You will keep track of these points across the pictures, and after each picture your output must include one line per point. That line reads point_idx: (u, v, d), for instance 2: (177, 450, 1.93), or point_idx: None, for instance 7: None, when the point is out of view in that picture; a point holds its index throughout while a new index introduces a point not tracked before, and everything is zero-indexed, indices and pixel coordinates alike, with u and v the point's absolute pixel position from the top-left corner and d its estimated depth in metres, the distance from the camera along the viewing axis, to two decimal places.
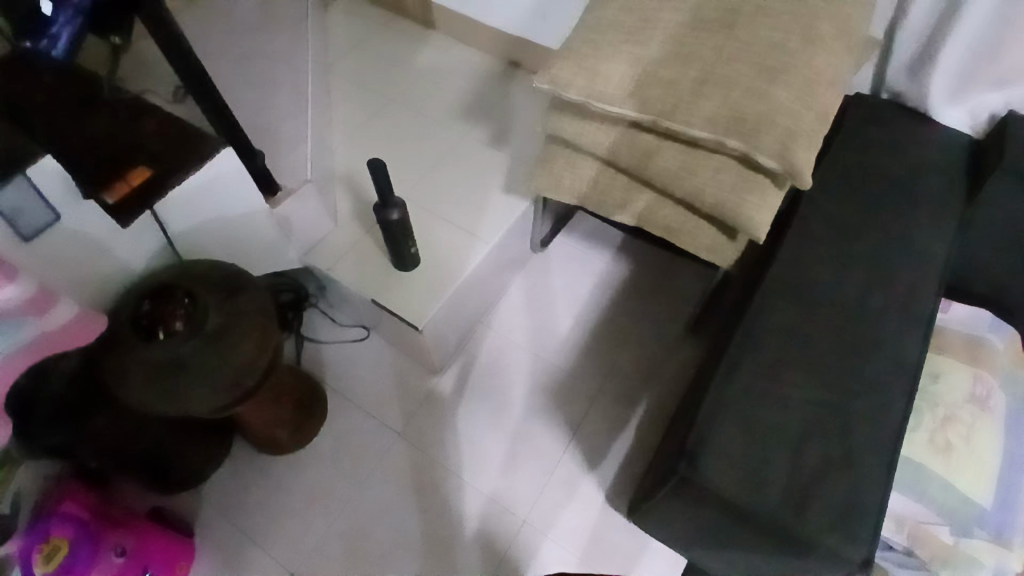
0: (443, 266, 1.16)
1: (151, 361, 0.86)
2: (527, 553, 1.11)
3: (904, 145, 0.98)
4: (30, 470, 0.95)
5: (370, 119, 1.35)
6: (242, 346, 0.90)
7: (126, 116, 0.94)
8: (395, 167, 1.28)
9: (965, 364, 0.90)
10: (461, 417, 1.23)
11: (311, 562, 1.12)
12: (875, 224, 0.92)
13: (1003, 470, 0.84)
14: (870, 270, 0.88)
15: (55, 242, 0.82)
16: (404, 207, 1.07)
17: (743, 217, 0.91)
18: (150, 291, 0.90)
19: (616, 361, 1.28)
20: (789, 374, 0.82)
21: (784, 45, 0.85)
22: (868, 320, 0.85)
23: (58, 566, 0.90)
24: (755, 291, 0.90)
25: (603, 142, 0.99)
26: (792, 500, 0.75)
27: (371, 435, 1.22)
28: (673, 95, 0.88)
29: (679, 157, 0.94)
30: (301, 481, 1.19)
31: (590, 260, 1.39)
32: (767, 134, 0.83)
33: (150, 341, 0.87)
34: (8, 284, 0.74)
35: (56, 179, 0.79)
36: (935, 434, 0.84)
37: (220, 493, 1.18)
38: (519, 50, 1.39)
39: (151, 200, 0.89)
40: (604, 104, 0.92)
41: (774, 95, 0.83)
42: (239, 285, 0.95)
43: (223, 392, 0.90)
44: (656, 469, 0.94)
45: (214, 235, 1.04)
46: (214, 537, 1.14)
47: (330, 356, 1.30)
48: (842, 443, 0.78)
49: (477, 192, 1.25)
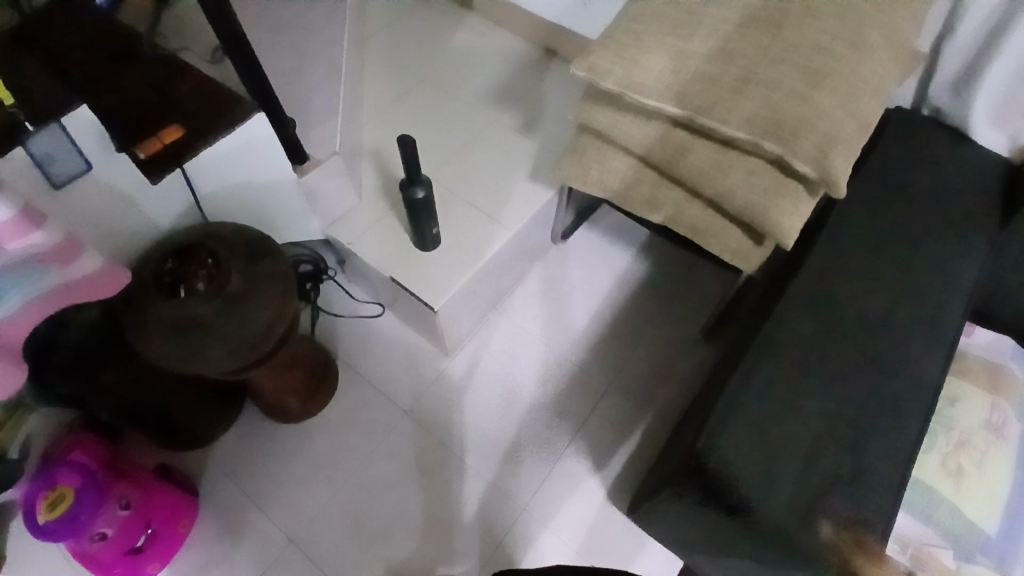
0: (464, 249, 1.16)
1: (170, 319, 0.86)
2: (524, 541, 1.11)
3: (942, 162, 0.96)
4: (43, 415, 1.00)
5: (401, 96, 1.35)
6: (261, 311, 0.90)
7: (162, 74, 0.92)
8: (424, 147, 1.28)
9: (982, 390, 0.88)
10: (469, 401, 1.24)
11: (311, 531, 1.13)
12: (905, 240, 0.90)
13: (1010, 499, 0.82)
14: (897, 286, 0.87)
15: (84, 191, 0.83)
16: (429, 186, 1.06)
17: (772, 221, 0.90)
18: (174, 250, 0.91)
19: (628, 359, 1.28)
20: (805, 384, 0.81)
21: (830, 49, 0.83)
22: (891, 337, 0.84)
23: (61, 515, 0.91)
24: (777, 299, 0.89)
25: (635, 135, 0.98)
26: (799, 510, 0.74)
27: (378, 412, 1.23)
28: (712, 92, 0.87)
29: (713, 156, 0.92)
30: (306, 451, 1.19)
31: (610, 256, 1.38)
32: (806, 139, 0.82)
33: (171, 298, 0.87)
34: (34, 230, 0.74)
35: (90, 130, 0.80)
36: (948, 457, 0.81)
37: (226, 455, 1.19)
38: (556, 38, 1.38)
39: (183, 158, 0.91)
40: (640, 96, 0.90)
41: (816, 100, 0.82)
42: (262, 250, 0.95)
43: (238, 355, 0.90)
44: (662, 469, 0.93)
45: (239, 199, 1.04)
46: (217, 498, 1.16)
47: (344, 330, 1.30)
48: (854, 457, 0.77)
49: (503, 177, 1.24)
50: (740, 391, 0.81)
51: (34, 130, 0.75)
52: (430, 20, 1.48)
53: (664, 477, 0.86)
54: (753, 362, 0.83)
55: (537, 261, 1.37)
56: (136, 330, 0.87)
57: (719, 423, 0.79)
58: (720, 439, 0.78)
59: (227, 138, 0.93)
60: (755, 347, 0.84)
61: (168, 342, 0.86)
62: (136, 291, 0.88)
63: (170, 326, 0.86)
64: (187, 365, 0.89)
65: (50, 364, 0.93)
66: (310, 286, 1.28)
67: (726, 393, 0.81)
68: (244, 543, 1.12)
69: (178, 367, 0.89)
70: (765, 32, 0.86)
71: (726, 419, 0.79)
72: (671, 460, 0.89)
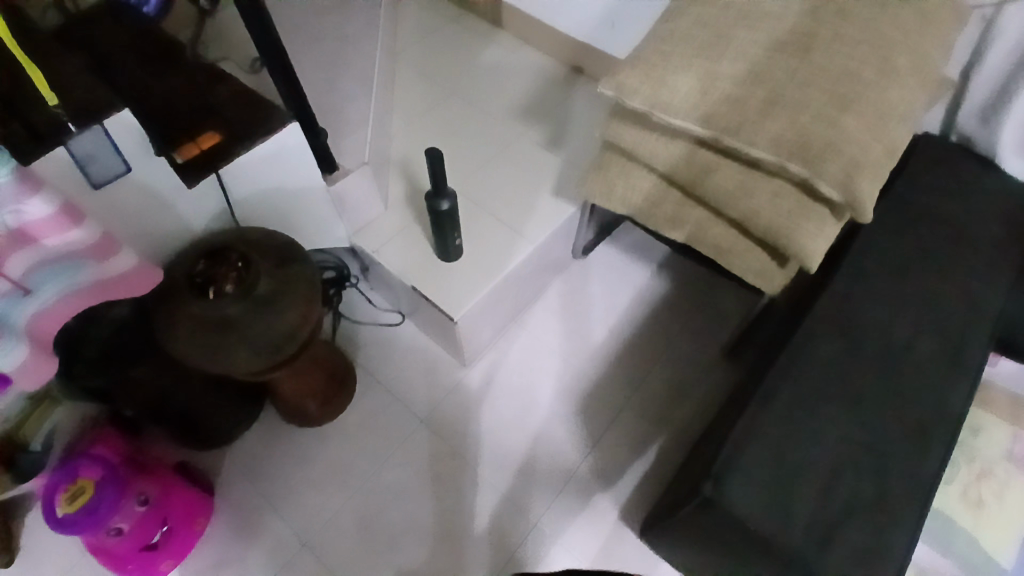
0: (485, 261, 1.17)
1: (200, 318, 0.88)
2: (535, 555, 1.11)
3: (970, 189, 0.96)
4: (71, 408, 1.03)
5: (429, 109, 1.37)
6: (287, 313, 0.92)
7: (204, 80, 0.97)
8: (449, 159, 1.30)
9: (1005, 421, 0.85)
10: (485, 412, 1.24)
11: (323, 535, 1.13)
12: (931, 267, 0.89)
13: None
14: (922, 312, 0.86)
15: (123, 192, 0.86)
16: (454, 198, 1.08)
17: (797, 244, 0.90)
18: (207, 252, 0.94)
19: (646, 375, 1.27)
20: (827, 408, 0.80)
21: (859, 74, 0.84)
22: (914, 363, 0.83)
23: (80, 508, 0.92)
24: (800, 321, 0.89)
25: (661, 154, 0.99)
26: (817, 534, 0.74)
27: (394, 419, 1.24)
28: (740, 113, 0.87)
29: (738, 177, 0.93)
30: (322, 455, 1.20)
31: (631, 273, 1.39)
32: (834, 163, 0.82)
33: (201, 298, 0.89)
34: (73, 228, 0.76)
35: (130, 133, 0.82)
36: (968, 488, 0.80)
37: (243, 456, 1.20)
38: (583, 56, 1.40)
39: (216, 165, 0.91)
40: (667, 116, 0.91)
41: (844, 124, 0.82)
42: (291, 254, 0.97)
43: (264, 356, 0.92)
44: (678, 487, 0.92)
45: (270, 204, 1.06)
46: (233, 497, 1.17)
47: (364, 337, 1.32)
48: (875, 484, 0.76)
49: (526, 190, 1.25)
50: (760, 413, 0.80)
51: (77, 131, 0.77)
52: (459, 36, 1.51)
53: (680, 497, 0.86)
54: (773, 384, 0.82)
55: (557, 275, 1.38)
56: (167, 328, 0.90)
57: (737, 444, 0.78)
58: (739, 460, 0.77)
59: (262, 146, 0.95)
60: (776, 368, 0.84)
61: (197, 340, 0.89)
62: (169, 290, 0.90)
63: (200, 325, 0.88)
64: (213, 364, 0.91)
65: (81, 357, 0.96)
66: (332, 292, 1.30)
67: (745, 413, 0.81)
68: (257, 543, 1.13)
69: (205, 365, 0.91)
70: (794, 55, 0.86)
71: (744, 440, 0.79)
72: (687, 479, 0.88)
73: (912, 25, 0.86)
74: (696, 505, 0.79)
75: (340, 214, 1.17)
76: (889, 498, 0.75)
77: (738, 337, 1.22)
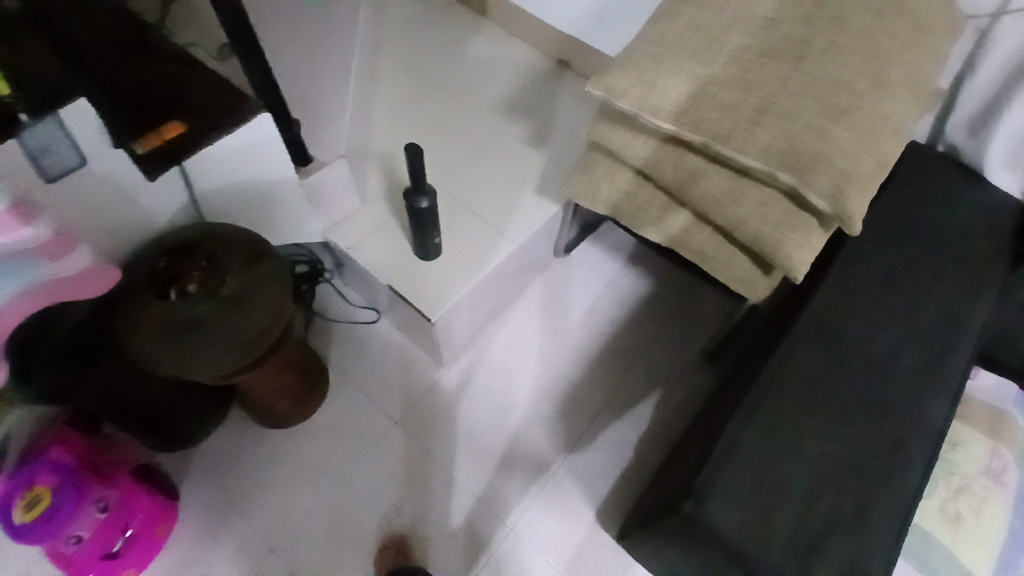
0: (465, 260, 1.14)
1: (161, 319, 0.84)
2: (510, 561, 1.09)
3: (956, 203, 0.95)
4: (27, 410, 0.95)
5: (410, 99, 1.32)
6: (257, 313, 0.88)
7: (173, 67, 0.91)
8: (431, 153, 1.26)
9: (983, 435, 0.85)
10: (462, 413, 1.22)
11: (292, 539, 1.10)
12: (915, 280, 0.89)
13: (1005, 548, 0.79)
14: (906, 327, 0.86)
15: (79, 185, 0.79)
16: (434, 195, 1.04)
17: (782, 254, 0.89)
18: (169, 249, 0.89)
19: (626, 378, 1.26)
20: (809, 423, 0.79)
21: (853, 84, 0.82)
22: (897, 378, 0.82)
23: (36, 517, 0.88)
24: (783, 334, 0.87)
25: (648, 158, 0.97)
26: (797, 553, 0.72)
27: (368, 419, 1.20)
28: (731, 120, 0.85)
29: (726, 184, 0.91)
30: (293, 456, 1.17)
31: (613, 273, 1.37)
32: (825, 174, 0.81)
33: (162, 299, 0.86)
34: (25, 226, 0.74)
35: (89, 122, 0.76)
36: (947, 502, 0.79)
37: (212, 456, 1.17)
38: (571, 50, 1.36)
39: (181, 156, 0.87)
40: (656, 119, 0.89)
41: (836, 135, 0.80)
42: (261, 251, 0.93)
43: (232, 357, 0.87)
44: (656, 496, 0.92)
45: (240, 199, 1.01)
46: (200, 499, 1.13)
47: (338, 334, 1.28)
48: (855, 500, 0.75)
49: (509, 188, 1.22)
50: (742, 427, 0.79)
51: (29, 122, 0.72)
52: (442, 23, 1.45)
53: (660, 508, 0.85)
54: (756, 398, 0.81)
55: (538, 274, 1.35)
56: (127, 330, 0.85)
57: (719, 459, 0.77)
58: (720, 475, 0.76)
59: (232, 136, 0.89)
60: (759, 381, 0.83)
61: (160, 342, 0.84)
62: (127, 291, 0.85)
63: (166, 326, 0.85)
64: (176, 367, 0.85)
65: (37, 357, 0.88)
66: (306, 287, 1.25)
67: (727, 428, 0.80)
68: (224, 547, 1.09)
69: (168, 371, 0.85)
70: (788, 61, 0.84)
71: (725, 455, 0.78)
72: (666, 489, 0.87)
73: (907, 36, 0.85)
74: (676, 518, 0.78)
75: (314, 208, 1.12)
76: (869, 515, 0.74)
77: (719, 342, 1.21)
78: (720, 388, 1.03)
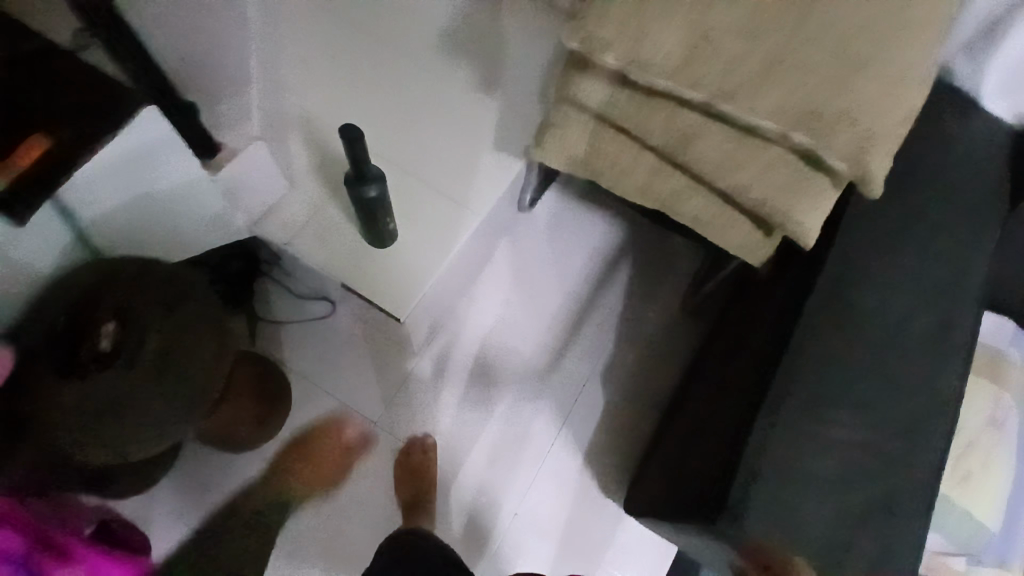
0: (427, 243, 1.00)
1: (78, 407, 0.69)
2: (516, 543, 1.07)
3: (959, 139, 0.88)
4: None
5: (327, 44, 1.07)
6: (195, 368, 0.73)
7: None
8: (364, 113, 1.05)
9: (989, 383, 0.84)
10: (444, 403, 1.13)
11: (283, 566, 1.03)
12: (925, 232, 0.83)
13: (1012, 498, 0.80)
14: (921, 287, 0.80)
15: None
16: (383, 179, 0.87)
17: (789, 220, 0.80)
18: (66, 305, 0.72)
19: (610, 340, 1.20)
20: (838, 410, 0.73)
21: (875, 24, 0.70)
22: (915, 346, 0.77)
23: None
24: (796, 305, 0.81)
25: (634, 117, 0.83)
26: (836, 551, 0.69)
27: (342, 425, 1.10)
28: (738, 73, 0.72)
29: (727, 145, 0.79)
30: (266, 478, 1.06)
31: (584, 226, 1.26)
32: (844, 135, 0.71)
33: (68, 378, 0.70)
34: None
35: None
36: (959, 462, 0.79)
37: (172, 493, 1.05)
38: None
39: (54, 183, 0.66)
40: (647, 75, 0.74)
41: (858, 91, 0.70)
42: (183, 289, 0.75)
43: (180, 424, 0.73)
44: (670, 482, 0.88)
45: (141, 214, 0.81)
46: (169, 541, 1.02)
47: (291, 335, 1.13)
48: (886, 486, 0.72)
49: (465, 152, 1.05)
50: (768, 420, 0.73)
51: None
52: None
53: (681, 504, 0.80)
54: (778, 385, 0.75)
55: (506, 239, 1.23)
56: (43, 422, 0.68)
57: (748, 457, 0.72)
58: (753, 474, 0.71)
59: (112, 145, 0.68)
60: (777, 364, 0.77)
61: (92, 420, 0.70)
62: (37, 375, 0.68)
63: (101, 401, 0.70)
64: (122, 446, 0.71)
65: None
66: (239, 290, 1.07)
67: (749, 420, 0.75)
68: None
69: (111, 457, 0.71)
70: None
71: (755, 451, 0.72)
72: (682, 481, 0.83)
73: None
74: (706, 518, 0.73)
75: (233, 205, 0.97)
76: (899, 497, 0.71)
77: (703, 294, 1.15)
78: (716, 354, 0.98)
